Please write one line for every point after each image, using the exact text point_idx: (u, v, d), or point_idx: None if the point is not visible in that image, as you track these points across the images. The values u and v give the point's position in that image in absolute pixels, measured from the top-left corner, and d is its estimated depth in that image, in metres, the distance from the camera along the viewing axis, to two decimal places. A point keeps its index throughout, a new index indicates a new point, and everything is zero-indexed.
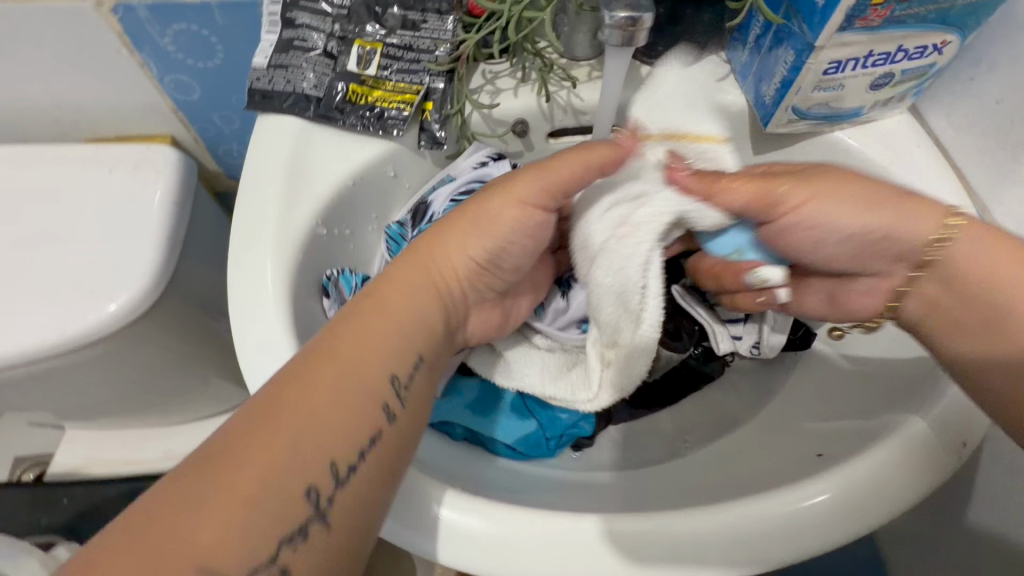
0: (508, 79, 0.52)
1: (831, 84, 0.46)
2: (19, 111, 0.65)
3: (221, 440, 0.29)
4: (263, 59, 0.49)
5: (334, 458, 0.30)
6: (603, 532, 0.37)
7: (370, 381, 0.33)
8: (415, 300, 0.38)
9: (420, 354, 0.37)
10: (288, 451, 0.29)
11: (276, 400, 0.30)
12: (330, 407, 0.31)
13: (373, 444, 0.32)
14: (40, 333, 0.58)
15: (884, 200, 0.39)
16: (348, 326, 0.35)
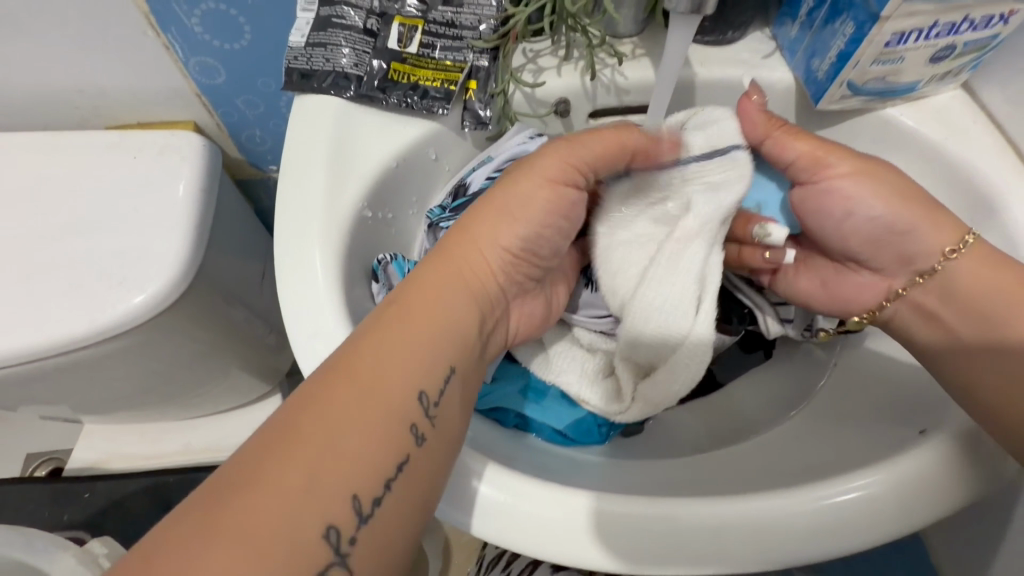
0: (550, 57, 0.51)
1: (891, 57, 0.44)
2: (39, 97, 0.63)
3: (243, 462, 0.29)
4: (300, 38, 0.48)
5: (359, 491, 0.30)
6: (599, 509, 0.36)
7: (394, 403, 0.33)
8: (444, 311, 0.37)
9: (447, 367, 0.35)
10: (309, 487, 0.28)
11: (304, 425, 0.30)
12: (355, 431, 0.30)
13: (399, 472, 0.32)
14: (69, 324, 0.57)
15: (912, 200, 0.42)
16: (376, 343, 0.34)
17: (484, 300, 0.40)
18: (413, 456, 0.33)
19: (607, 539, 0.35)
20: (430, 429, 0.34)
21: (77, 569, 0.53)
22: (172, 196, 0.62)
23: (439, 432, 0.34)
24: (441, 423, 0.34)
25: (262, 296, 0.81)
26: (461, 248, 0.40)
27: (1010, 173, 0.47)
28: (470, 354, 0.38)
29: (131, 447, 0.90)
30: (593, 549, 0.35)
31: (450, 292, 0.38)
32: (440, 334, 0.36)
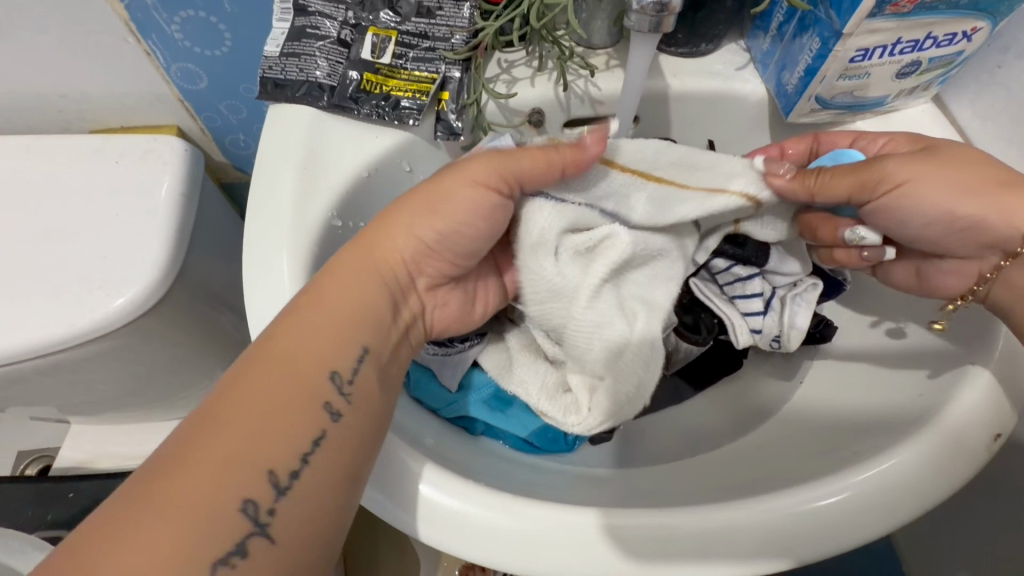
0: (524, 67, 0.52)
1: (857, 72, 0.45)
2: (23, 100, 0.64)
3: (171, 447, 0.31)
4: (274, 48, 0.48)
5: (274, 466, 0.32)
6: (605, 528, 0.36)
7: (308, 385, 0.34)
8: (358, 301, 0.39)
9: (363, 349, 0.37)
10: (228, 462, 0.31)
11: (227, 409, 0.32)
12: (266, 409, 0.32)
13: (317, 448, 0.33)
14: (48, 327, 0.57)
15: (982, 181, 0.38)
16: (284, 328, 0.36)
17: (394, 289, 0.41)
18: (331, 432, 0.34)
19: (605, 546, 0.36)
20: (346, 407, 0.35)
21: None
22: (154, 200, 0.63)
23: (355, 410, 0.35)
24: (359, 399, 0.36)
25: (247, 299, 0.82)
26: (380, 239, 0.40)
27: None
28: (387, 335, 0.40)
29: (118, 447, 0.91)
30: (592, 572, 0.35)
31: (366, 283, 0.39)
32: (354, 320, 0.38)
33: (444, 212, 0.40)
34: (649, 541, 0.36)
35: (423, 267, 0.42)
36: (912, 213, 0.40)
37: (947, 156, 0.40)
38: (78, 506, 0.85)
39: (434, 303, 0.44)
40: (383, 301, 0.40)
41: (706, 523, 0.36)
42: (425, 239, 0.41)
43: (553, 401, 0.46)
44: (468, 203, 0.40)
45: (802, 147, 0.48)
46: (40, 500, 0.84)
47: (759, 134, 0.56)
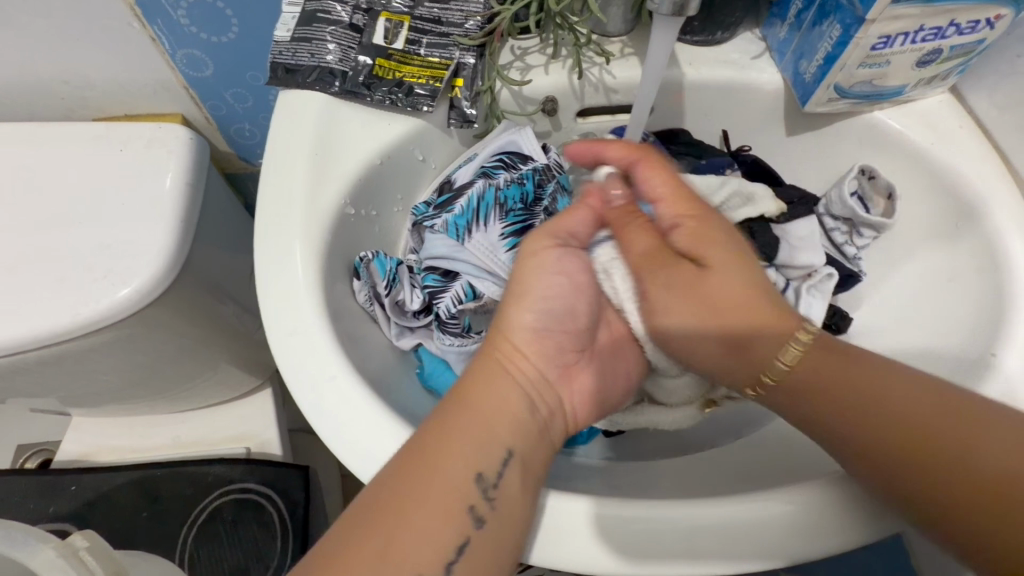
0: (538, 55, 0.51)
1: (877, 60, 0.44)
2: (25, 86, 0.62)
3: (338, 534, 0.31)
4: (285, 32, 0.48)
5: (426, 566, 0.31)
6: (593, 515, 0.36)
7: (455, 483, 0.34)
8: (497, 398, 0.38)
9: (508, 449, 0.36)
10: (384, 558, 0.31)
11: (384, 502, 0.32)
12: (427, 509, 0.33)
13: (463, 552, 0.33)
14: (53, 317, 0.56)
15: (768, 313, 0.38)
16: (448, 425, 0.36)
17: (536, 384, 0.40)
18: (475, 536, 0.33)
19: (598, 536, 0.36)
20: (491, 511, 0.34)
21: (57, 562, 0.52)
22: (159, 190, 0.62)
23: (499, 513, 0.34)
24: (505, 503, 0.35)
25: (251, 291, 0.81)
26: (500, 330, 0.41)
27: (994, 178, 0.46)
28: (530, 435, 0.38)
29: (121, 439, 0.90)
30: (584, 561, 0.36)
31: (501, 379, 0.39)
32: (494, 418, 0.37)
33: (536, 290, 0.41)
34: (642, 532, 0.36)
35: (545, 353, 0.41)
36: (795, 374, 0.38)
37: (826, 344, 0.38)
38: (81, 499, 0.84)
39: (572, 395, 0.43)
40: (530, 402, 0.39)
41: (713, 516, 0.36)
42: (537, 320, 0.41)
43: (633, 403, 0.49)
44: (550, 267, 0.42)
45: (622, 151, 0.41)
46: (42, 493, 0.83)
47: (774, 124, 0.55)
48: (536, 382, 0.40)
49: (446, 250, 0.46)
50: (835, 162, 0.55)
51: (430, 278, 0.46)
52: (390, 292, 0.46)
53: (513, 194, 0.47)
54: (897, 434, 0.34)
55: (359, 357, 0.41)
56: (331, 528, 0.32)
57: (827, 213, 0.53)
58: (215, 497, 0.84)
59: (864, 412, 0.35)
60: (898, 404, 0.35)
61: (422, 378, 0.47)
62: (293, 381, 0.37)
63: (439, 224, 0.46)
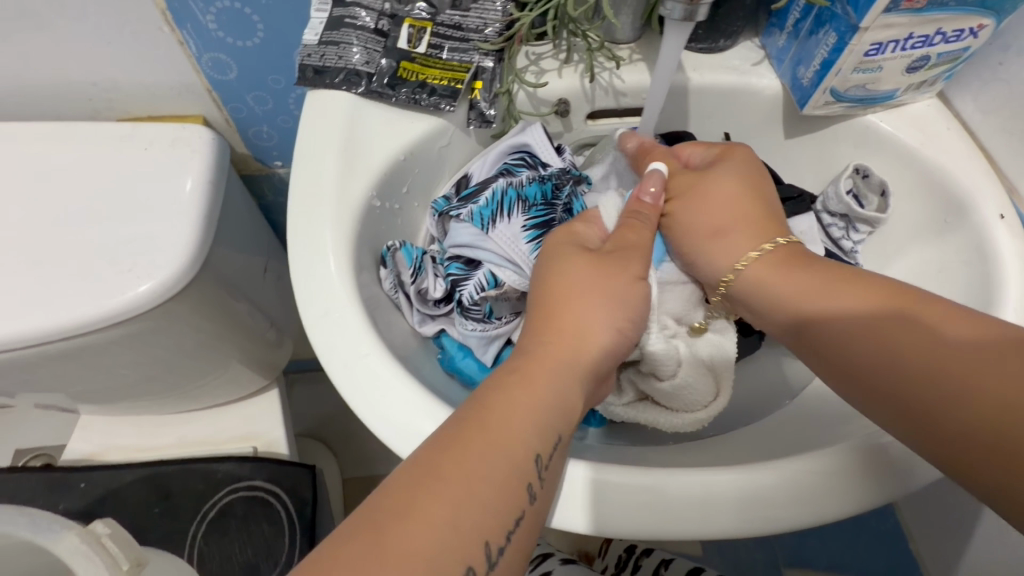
0: (551, 60, 0.54)
1: (870, 66, 0.48)
2: (53, 86, 0.65)
3: (399, 494, 0.30)
4: (313, 36, 0.50)
5: (489, 537, 0.31)
6: (593, 481, 0.38)
7: (517, 464, 0.33)
8: (554, 379, 0.38)
9: (559, 432, 0.36)
10: (450, 524, 0.29)
11: (444, 470, 0.31)
12: (489, 479, 0.32)
13: (518, 526, 0.32)
14: (80, 308, 0.58)
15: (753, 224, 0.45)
16: (512, 403, 0.35)
17: (588, 368, 0.40)
18: (527, 512, 0.33)
19: (588, 505, 0.38)
20: (541, 489, 0.34)
21: (80, 548, 0.53)
22: (181, 187, 0.64)
23: (549, 490, 0.35)
24: (551, 482, 0.35)
25: (262, 291, 0.82)
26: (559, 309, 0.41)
27: (981, 176, 0.50)
28: (577, 420, 0.39)
29: (127, 438, 0.90)
30: (586, 523, 0.38)
31: (560, 363, 0.39)
32: (552, 400, 0.37)
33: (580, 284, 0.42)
34: (640, 503, 0.38)
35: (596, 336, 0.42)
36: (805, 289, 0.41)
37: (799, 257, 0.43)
38: (89, 496, 0.84)
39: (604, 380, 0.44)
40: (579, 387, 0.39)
41: (693, 487, 0.38)
42: (613, 319, 0.42)
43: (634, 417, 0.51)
44: (631, 279, 0.43)
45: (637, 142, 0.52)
46: (51, 490, 0.83)
47: (774, 126, 0.58)
48: (590, 368, 0.40)
49: (470, 239, 0.49)
50: (832, 164, 0.58)
51: (454, 267, 0.49)
52: (415, 280, 0.49)
53: (534, 192, 0.50)
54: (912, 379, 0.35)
55: (386, 340, 0.43)
56: (377, 491, 0.30)
57: (824, 210, 0.56)
58: (225, 494, 0.85)
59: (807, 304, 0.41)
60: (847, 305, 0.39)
61: (444, 363, 0.50)
62: (326, 358, 0.40)
63: (465, 215, 0.50)
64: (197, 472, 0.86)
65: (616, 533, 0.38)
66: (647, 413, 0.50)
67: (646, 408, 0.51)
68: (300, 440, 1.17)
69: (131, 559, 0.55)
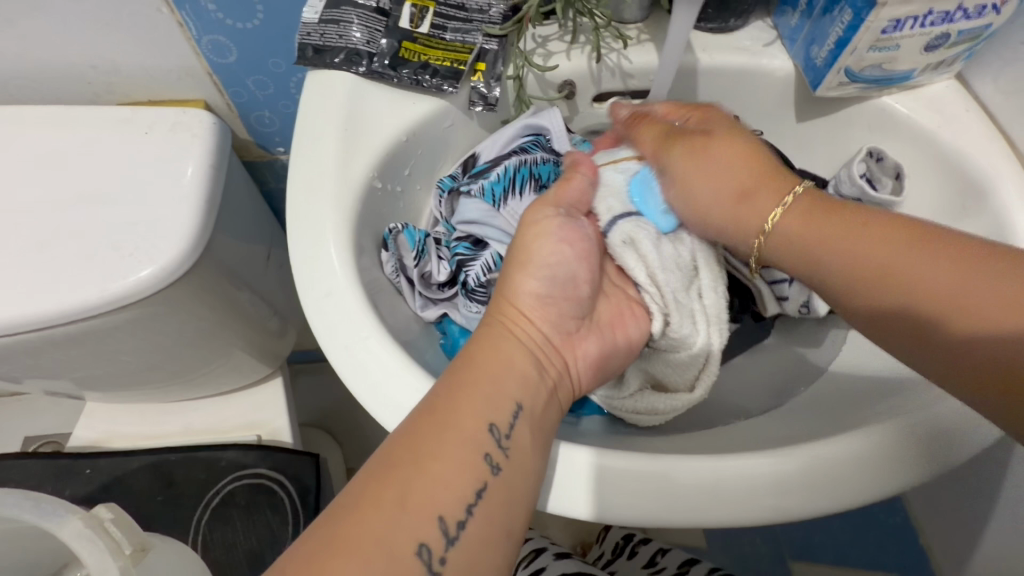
0: (557, 40, 0.53)
1: (887, 44, 0.46)
2: (53, 70, 0.64)
3: (367, 476, 0.33)
4: (313, 15, 0.49)
5: (445, 513, 0.32)
6: (600, 469, 0.37)
7: (467, 438, 0.35)
8: (503, 356, 0.39)
9: (516, 403, 0.38)
10: (403, 506, 0.32)
11: (399, 452, 0.33)
12: (443, 456, 0.34)
13: (480, 499, 0.34)
14: (81, 293, 0.58)
15: (760, 174, 0.43)
16: (465, 382, 0.37)
17: (538, 346, 0.42)
18: (491, 482, 0.35)
19: (587, 491, 0.37)
20: (505, 459, 0.35)
21: (84, 532, 0.53)
22: (182, 172, 0.63)
23: (516, 460, 0.35)
24: (517, 454, 0.36)
25: (265, 278, 0.82)
26: (507, 292, 0.43)
27: (1001, 158, 0.48)
28: (537, 392, 0.39)
29: (130, 425, 0.90)
30: (592, 511, 0.37)
31: (508, 341, 0.40)
32: (503, 377, 0.38)
33: (538, 256, 0.42)
34: (649, 490, 0.37)
35: (550, 315, 0.43)
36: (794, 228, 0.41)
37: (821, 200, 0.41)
38: (94, 482, 0.84)
39: (574, 354, 0.44)
40: (532, 363, 0.40)
41: (701, 475, 0.37)
42: (540, 286, 0.42)
43: (638, 404, 0.49)
44: (553, 236, 0.43)
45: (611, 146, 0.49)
46: (56, 477, 0.84)
47: (785, 109, 0.57)
48: (542, 345, 0.42)
49: (480, 215, 0.48)
50: (844, 147, 0.57)
51: (461, 248, 0.49)
52: (418, 264, 0.48)
53: (548, 171, 0.49)
54: (919, 304, 0.35)
55: (387, 323, 0.43)
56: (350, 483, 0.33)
57: (837, 195, 0.54)
58: (229, 481, 0.85)
59: (854, 243, 0.38)
60: (897, 249, 0.37)
61: (449, 348, 0.50)
62: (325, 340, 0.39)
63: (475, 190, 0.49)
64: (201, 460, 0.86)
65: (621, 521, 0.37)
66: (645, 401, 0.48)
67: (645, 396, 0.49)
68: (304, 429, 1.17)
69: (134, 544, 0.56)
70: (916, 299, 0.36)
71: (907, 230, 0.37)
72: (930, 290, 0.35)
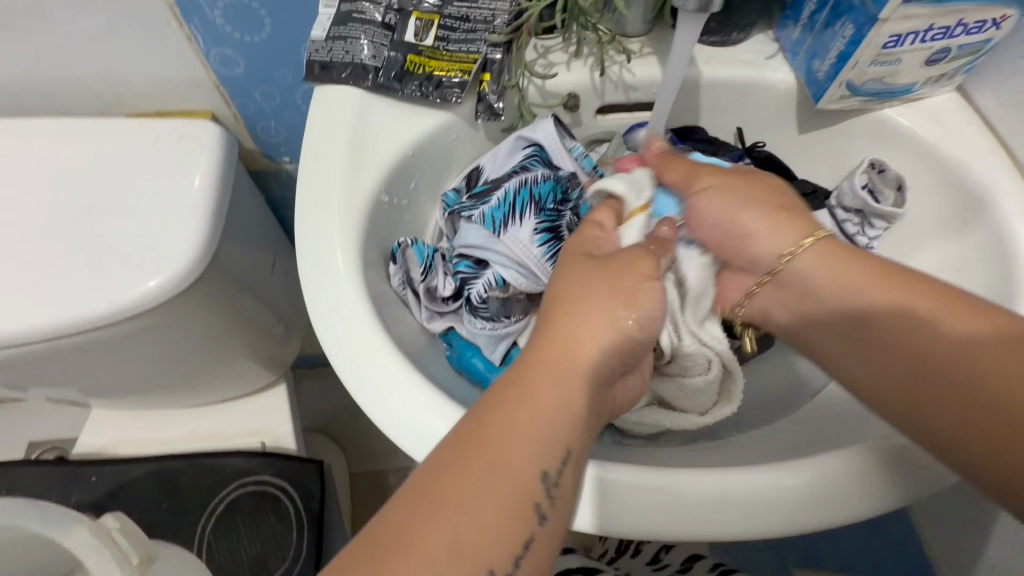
0: (561, 53, 0.53)
1: (888, 58, 0.47)
2: (63, 82, 0.65)
3: (404, 504, 0.31)
4: (320, 32, 0.50)
5: (494, 566, 0.30)
6: (612, 484, 0.38)
7: (519, 484, 0.32)
8: (559, 388, 0.36)
9: (567, 448, 0.34)
10: (452, 553, 0.29)
11: (447, 480, 0.31)
12: (498, 499, 0.32)
13: (527, 550, 0.32)
14: (90, 303, 0.58)
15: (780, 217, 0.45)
16: (516, 414, 0.34)
17: (597, 377, 0.37)
18: (537, 533, 0.32)
19: (593, 505, 0.37)
20: (551, 507, 0.33)
21: (91, 541, 0.54)
22: (189, 183, 0.64)
23: (563, 507, 0.34)
24: (562, 500, 0.34)
25: (271, 286, 0.82)
26: (578, 316, 0.38)
27: (1001, 170, 0.48)
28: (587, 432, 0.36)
29: (136, 432, 0.91)
30: (600, 523, 0.37)
31: (562, 372, 0.36)
32: (560, 414, 0.35)
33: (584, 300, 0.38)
34: (656, 505, 0.37)
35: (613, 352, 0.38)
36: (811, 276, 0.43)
37: (837, 247, 0.43)
38: (100, 489, 0.84)
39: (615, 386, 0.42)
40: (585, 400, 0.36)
41: (707, 489, 0.37)
42: (610, 332, 0.38)
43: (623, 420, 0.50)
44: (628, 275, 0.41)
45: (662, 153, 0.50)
46: (62, 484, 0.84)
47: (787, 121, 0.57)
48: (600, 379, 0.37)
49: (480, 240, 0.48)
50: (847, 158, 0.57)
51: (463, 265, 0.49)
52: (425, 278, 0.49)
53: (548, 192, 0.49)
54: (913, 375, 0.37)
55: (394, 337, 0.43)
56: (381, 511, 0.31)
57: (838, 206, 0.54)
58: (234, 488, 0.85)
59: (854, 298, 0.41)
60: (877, 301, 0.40)
61: (453, 360, 0.50)
62: (333, 354, 0.39)
63: (476, 215, 0.49)
64: (206, 467, 0.86)
65: (628, 535, 0.37)
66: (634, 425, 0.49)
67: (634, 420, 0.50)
68: (308, 435, 1.17)
69: (141, 553, 0.56)
70: (927, 383, 0.36)
71: (904, 290, 0.39)
72: (953, 365, 0.35)
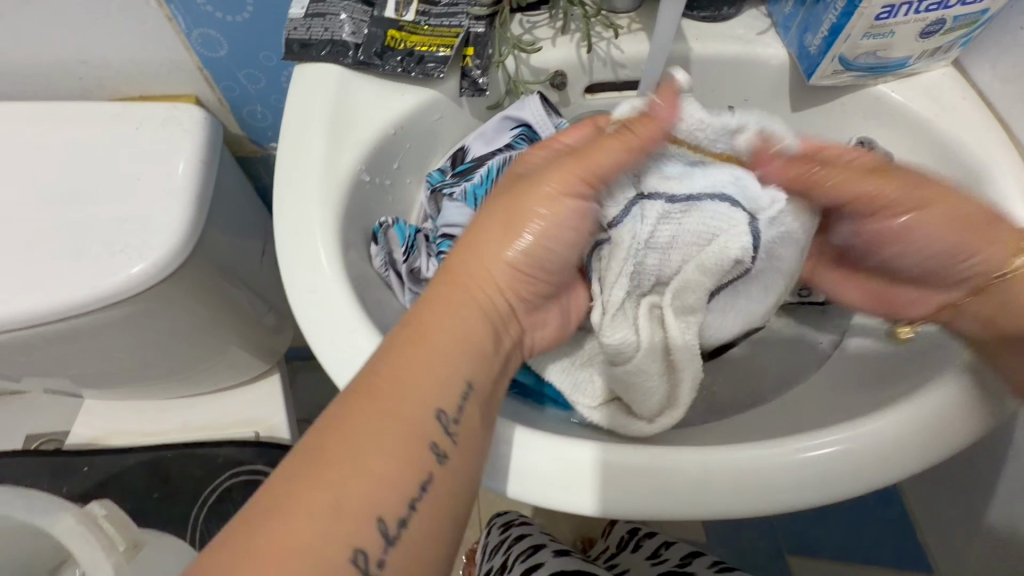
0: (547, 28, 0.52)
1: (881, 31, 0.45)
2: (44, 67, 0.64)
3: (286, 474, 0.31)
4: (300, 9, 0.49)
5: (384, 513, 0.31)
6: (596, 463, 0.37)
7: (413, 424, 0.33)
8: (457, 325, 0.37)
9: (467, 382, 0.36)
10: (337, 506, 0.30)
11: (336, 434, 0.32)
12: (386, 444, 0.32)
13: (425, 491, 0.32)
14: (71, 290, 0.57)
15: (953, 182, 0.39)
16: (414, 357, 0.35)
17: (496, 315, 0.40)
18: (437, 472, 0.33)
19: (573, 485, 0.37)
20: (453, 448, 0.34)
21: (76, 528, 0.53)
22: (173, 168, 0.63)
23: (466, 446, 0.34)
24: (466, 436, 0.35)
25: (261, 275, 0.81)
26: (474, 259, 0.40)
27: (996, 146, 0.47)
28: (490, 365, 0.38)
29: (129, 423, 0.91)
30: (585, 503, 0.37)
31: (459, 309, 0.38)
32: (457, 352, 0.36)
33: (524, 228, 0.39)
34: (640, 486, 0.37)
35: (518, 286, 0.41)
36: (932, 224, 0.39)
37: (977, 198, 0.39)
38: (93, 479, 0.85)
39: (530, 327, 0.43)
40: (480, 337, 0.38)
41: (692, 468, 0.37)
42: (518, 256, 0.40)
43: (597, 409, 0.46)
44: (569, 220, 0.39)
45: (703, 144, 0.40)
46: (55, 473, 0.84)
47: (779, 99, 0.56)
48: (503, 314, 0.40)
49: (462, 218, 0.47)
50: (840, 137, 0.56)
51: (445, 245, 0.48)
52: (406, 259, 0.48)
53: None
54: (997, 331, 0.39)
55: (375, 319, 0.42)
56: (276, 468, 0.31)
57: None
58: (226, 478, 0.85)
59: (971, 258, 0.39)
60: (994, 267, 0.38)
61: None
62: (311, 335, 0.39)
63: (457, 193, 0.48)
64: (199, 456, 0.86)
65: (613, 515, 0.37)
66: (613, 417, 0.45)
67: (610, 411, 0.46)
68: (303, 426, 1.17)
69: (127, 541, 0.55)
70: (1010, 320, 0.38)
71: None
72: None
